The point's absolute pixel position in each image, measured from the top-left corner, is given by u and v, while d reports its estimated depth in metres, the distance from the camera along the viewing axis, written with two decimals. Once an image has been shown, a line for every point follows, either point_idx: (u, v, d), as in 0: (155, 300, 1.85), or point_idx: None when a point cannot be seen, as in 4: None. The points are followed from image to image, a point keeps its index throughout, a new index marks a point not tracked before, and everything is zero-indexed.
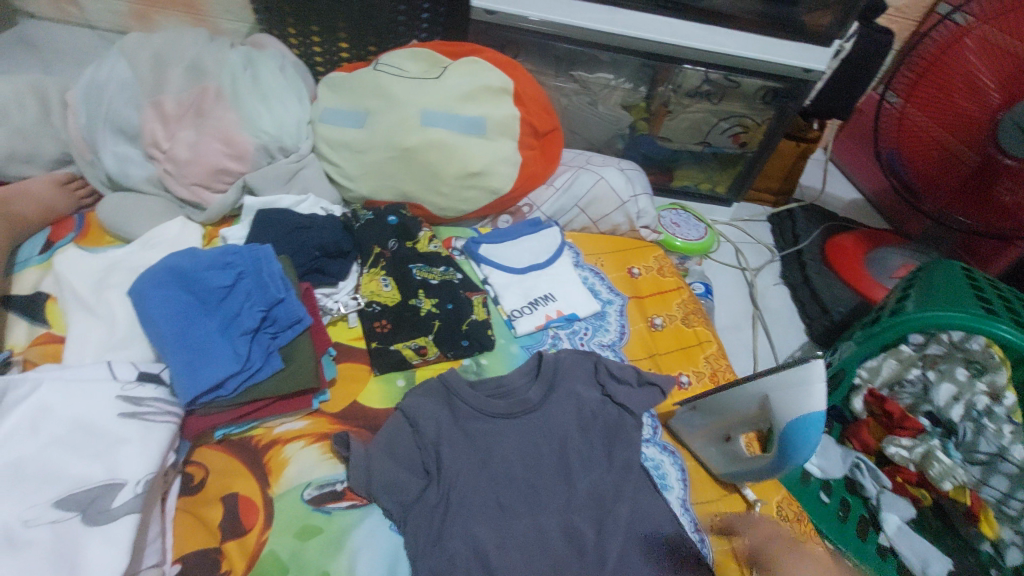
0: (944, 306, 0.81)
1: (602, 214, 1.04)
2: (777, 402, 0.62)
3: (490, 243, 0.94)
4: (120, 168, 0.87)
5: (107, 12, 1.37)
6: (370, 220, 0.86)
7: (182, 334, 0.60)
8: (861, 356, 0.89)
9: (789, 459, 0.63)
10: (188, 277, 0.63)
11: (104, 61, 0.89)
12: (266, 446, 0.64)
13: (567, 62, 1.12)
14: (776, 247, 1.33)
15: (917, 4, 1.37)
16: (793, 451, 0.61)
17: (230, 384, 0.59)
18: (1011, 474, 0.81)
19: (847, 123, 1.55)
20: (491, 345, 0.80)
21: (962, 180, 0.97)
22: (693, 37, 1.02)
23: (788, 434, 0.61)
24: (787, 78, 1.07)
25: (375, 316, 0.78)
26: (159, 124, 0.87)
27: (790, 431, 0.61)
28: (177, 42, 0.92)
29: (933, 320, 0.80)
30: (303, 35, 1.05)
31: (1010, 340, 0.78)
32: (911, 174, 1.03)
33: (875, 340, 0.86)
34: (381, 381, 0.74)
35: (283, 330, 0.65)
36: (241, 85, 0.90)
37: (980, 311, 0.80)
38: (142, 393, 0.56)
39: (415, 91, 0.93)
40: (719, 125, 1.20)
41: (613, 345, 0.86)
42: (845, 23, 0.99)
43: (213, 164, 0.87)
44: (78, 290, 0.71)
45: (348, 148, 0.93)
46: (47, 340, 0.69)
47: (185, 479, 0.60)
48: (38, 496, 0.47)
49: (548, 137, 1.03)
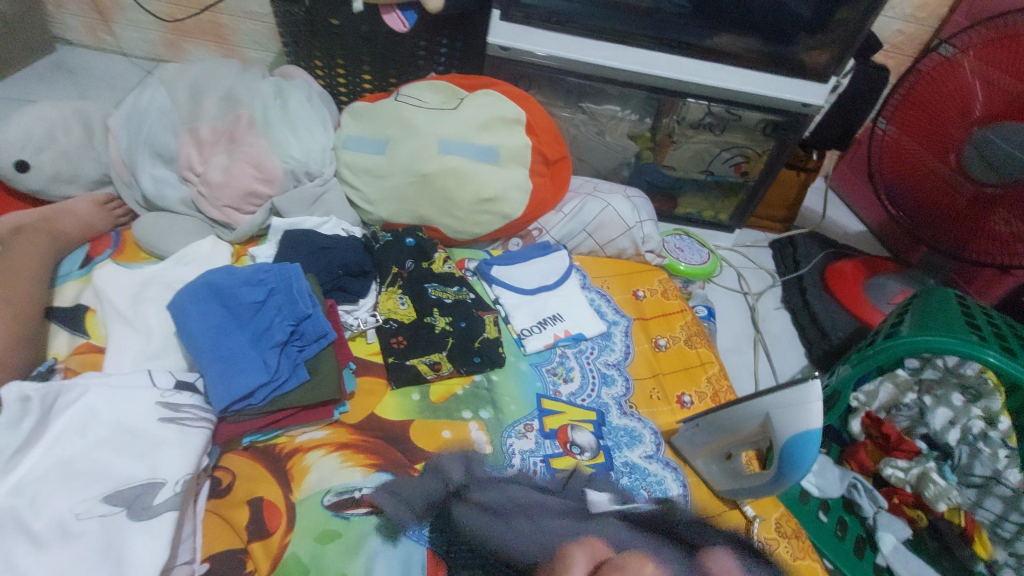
0: (933, 329, 0.84)
1: (608, 238, 1.08)
2: (774, 421, 0.64)
3: (501, 265, 0.99)
4: (156, 189, 0.93)
5: (141, 41, 1.46)
6: (389, 242, 0.91)
7: (217, 345, 0.64)
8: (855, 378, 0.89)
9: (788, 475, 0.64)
10: (224, 292, 0.67)
11: (146, 90, 0.95)
12: (289, 453, 0.67)
13: (576, 94, 1.18)
14: (777, 272, 1.37)
15: (913, 41, 1.43)
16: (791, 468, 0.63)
17: (259, 393, 0.64)
18: (1005, 497, 0.83)
19: (847, 154, 1.61)
20: (501, 362, 0.84)
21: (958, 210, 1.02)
22: (696, 73, 1.08)
23: (786, 451, 0.63)
24: (787, 111, 1.13)
25: (392, 333, 0.83)
26: (194, 149, 0.93)
27: (788, 448, 0.63)
28: (213, 73, 0.99)
29: (924, 343, 0.82)
30: (328, 68, 1.12)
31: (996, 363, 0.80)
32: (908, 203, 1.09)
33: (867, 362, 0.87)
34: (397, 395, 0.78)
35: (309, 344, 0.69)
36: (272, 114, 0.97)
37: (970, 336, 0.82)
38: (179, 399, 0.60)
39: (434, 121, 0.98)
40: (721, 156, 1.25)
41: (618, 365, 0.90)
42: (841, 61, 1.05)
43: (243, 188, 0.92)
44: (117, 303, 0.76)
45: (369, 173, 0.99)
46: (87, 349, 0.74)
47: (213, 483, 0.63)
48: (86, 493, 0.51)
49: (557, 166, 1.10)
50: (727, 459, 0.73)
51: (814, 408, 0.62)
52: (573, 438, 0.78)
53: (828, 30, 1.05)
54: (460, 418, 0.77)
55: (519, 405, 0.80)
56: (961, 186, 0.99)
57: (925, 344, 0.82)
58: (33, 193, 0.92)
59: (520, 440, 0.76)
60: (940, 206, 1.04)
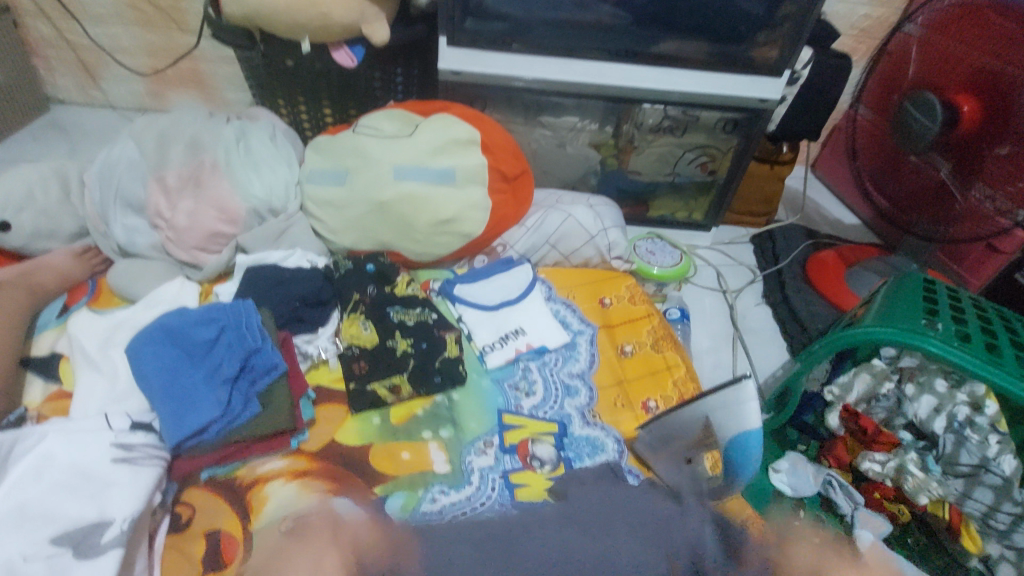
0: (880, 321, 0.82)
1: (572, 248, 1.09)
2: (718, 420, 0.71)
3: (464, 283, 1.00)
4: (128, 237, 0.97)
5: (127, 93, 1.53)
6: (350, 270, 0.94)
7: (169, 385, 0.67)
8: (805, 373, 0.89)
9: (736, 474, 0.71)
10: (177, 333, 0.70)
11: (115, 145, 1.00)
12: (248, 485, 0.69)
13: (535, 109, 1.20)
14: (757, 267, 1.35)
15: (880, 25, 1.39)
16: (736, 463, 0.71)
17: (213, 428, 0.66)
18: (995, 486, 0.80)
19: (827, 141, 1.60)
20: (463, 380, 0.85)
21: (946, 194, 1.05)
22: (647, 79, 1.10)
23: (732, 448, 0.70)
24: (744, 108, 1.14)
25: (353, 358, 0.85)
26: (162, 196, 0.98)
27: (732, 447, 0.70)
28: (179, 123, 1.04)
29: (862, 334, 0.81)
30: (292, 107, 1.17)
31: (941, 354, 0.76)
32: (895, 183, 1.13)
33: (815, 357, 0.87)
34: (357, 420, 0.79)
35: (261, 376, 0.72)
36: (234, 156, 1.01)
37: (915, 326, 0.79)
38: (134, 439, 0.63)
39: (389, 149, 1.01)
40: (685, 156, 1.25)
41: (583, 374, 0.90)
42: (795, 47, 1.04)
43: (209, 229, 0.96)
44: (88, 351, 0.79)
45: (331, 205, 1.02)
46: (59, 396, 0.77)
47: (174, 518, 0.65)
48: (39, 534, 0.53)
49: (518, 180, 1.11)
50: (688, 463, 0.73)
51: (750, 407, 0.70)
52: (534, 452, 0.79)
53: (777, 25, 1.05)
54: (420, 439, 0.78)
55: (479, 422, 0.81)
56: (929, 165, 1.04)
57: (863, 336, 0.81)
58: (16, 250, 0.97)
59: (479, 457, 0.77)
60: (917, 181, 1.09)
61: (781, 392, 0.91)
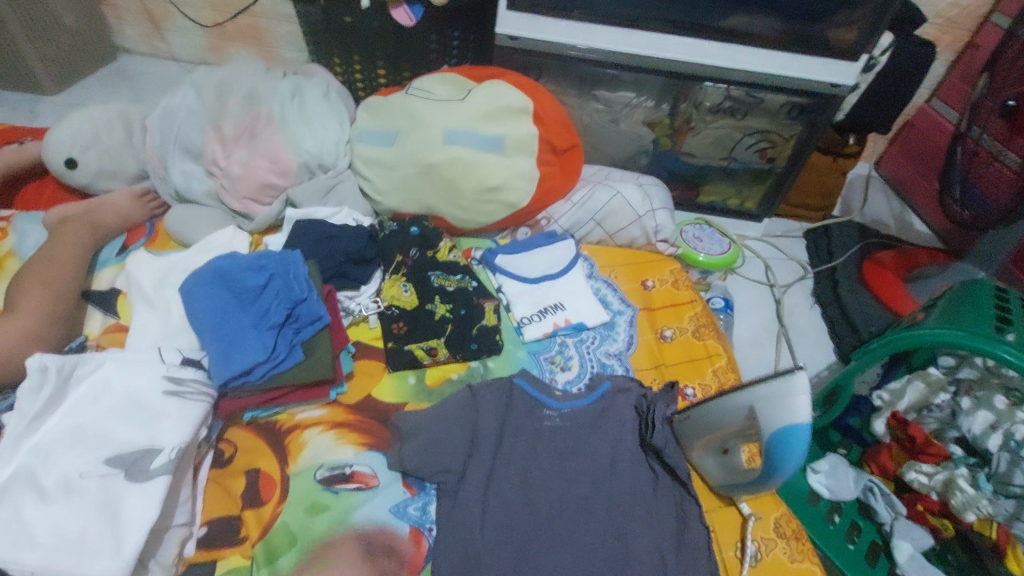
0: (944, 324, 0.79)
1: (618, 227, 1.06)
2: (760, 407, 0.64)
3: (507, 253, 0.99)
4: (185, 182, 1.00)
5: (190, 46, 1.56)
6: (395, 231, 0.95)
7: (219, 325, 0.69)
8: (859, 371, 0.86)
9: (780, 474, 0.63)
10: (229, 276, 0.72)
11: (177, 91, 1.02)
12: (289, 429, 0.71)
13: (590, 82, 1.15)
14: (809, 263, 1.29)
15: (971, 13, 1.25)
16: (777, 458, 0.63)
17: (258, 371, 0.68)
18: None
19: (898, 136, 1.50)
20: (499, 349, 0.86)
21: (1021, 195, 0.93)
22: (710, 56, 1.05)
23: (771, 446, 0.63)
24: (813, 93, 1.07)
25: (393, 319, 0.86)
26: (218, 145, 0.99)
27: (773, 443, 0.62)
28: (237, 74, 1.05)
29: (923, 337, 0.78)
30: (347, 65, 1.17)
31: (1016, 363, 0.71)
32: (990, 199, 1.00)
33: (871, 355, 0.84)
34: (394, 378, 0.80)
35: (305, 326, 0.72)
36: (289, 111, 1.02)
37: (984, 330, 0.75)
38: (184, 374, 0.65)
39: (440, 113, 1.01)
40: (744, 141, 1.19)
41: (620, 355, 0.89)
42: (872, 37, 0.98)
43: (262, 180, 0.97)
44: (145, 288, 0.82)
45: (379, 165, 1.02)
46: (116, 329, 0.81)
47: (217, 454, 0.68)
48: (94, 454, 0.56)
49: (568, 154, 1.09)
50: (724, 452, 0.70)
51: (801, 401, 0.61)
52: None
53: (860, 5, 0.98)
54: None
55: None
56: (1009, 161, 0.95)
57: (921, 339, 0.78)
58: (83, 188, 1.02)
59: None
60: (1005, 195, 0.96)
61: (829, 388, 0.90)
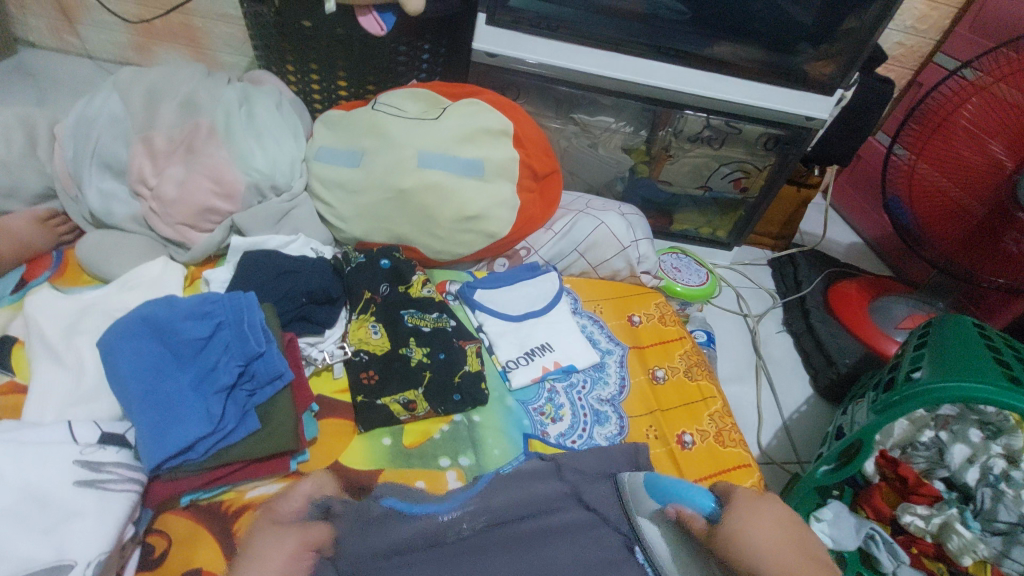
0: (945, 375, 0.70)
1: (601, 259, 1.01)
2: (631, 502, 0.63)
3: (486, 288, 0.91)
4: (104, 205, 0.84)
5: (109, 43, 1.21)
6: (362, 263, 0.84)
7: (151, 392, 0.57)
8: (881, 428, 0.74)
9: (703, 507, 0.59)
10: (164, 328, 0.60)
11: (97, 95, 0.86)
12: (236, 512, 0.59)
13: (568, 104, 1.12)
14: (777, 291, 1.28)
15: (915, 53, 1.24)
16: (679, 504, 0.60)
17: (200, 446, 0.57)
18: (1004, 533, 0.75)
19: (845, 168, 1.42)
20: (484, 400, 0.76)
21: (966, 233, 0.91)
22: (693, 84, 1.00)
23: (666, 483, 0.62)
24: (789, 125, 1.04)
25: (362, 367, 0.75)
26: (148, 161, 0.85)
27: (665, 486, 0.62)
28: (173, 77, 0.90)
29: (952, 393, 0.68)
30: (302, 73, 1.05)
31: None
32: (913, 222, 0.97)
33: (896, 411, 0.72)
34: (366, 439, 0.70)
35: (262, 386, 0.62)
36: (235, 124, 0.87)
37: (1001, 379, 0.68)
38: (103, 457, 0.55)
39: (413, 132, 0.90)
40: (720, 170, 1.18)
41: (612, 400, 0.82)
42: (847, 73, 0.96)
43: (202, 204, 0.84)
44: (48, 338, 0.66)
45: (341, 187, 0.91)
46: (9, 390, 0.64)
47: (145, 551, 0.55)
48: None
49: (547, 180, 1.01)
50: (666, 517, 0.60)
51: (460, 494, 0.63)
52: None
53: (834, 39, 0.96)
54: (437, 467, 0.69)
55: (503, 448, 0.73)
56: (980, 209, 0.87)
57: (953, 395, 0.68)
58: None
59: None
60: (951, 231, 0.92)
61: (847, 442, 0.77)
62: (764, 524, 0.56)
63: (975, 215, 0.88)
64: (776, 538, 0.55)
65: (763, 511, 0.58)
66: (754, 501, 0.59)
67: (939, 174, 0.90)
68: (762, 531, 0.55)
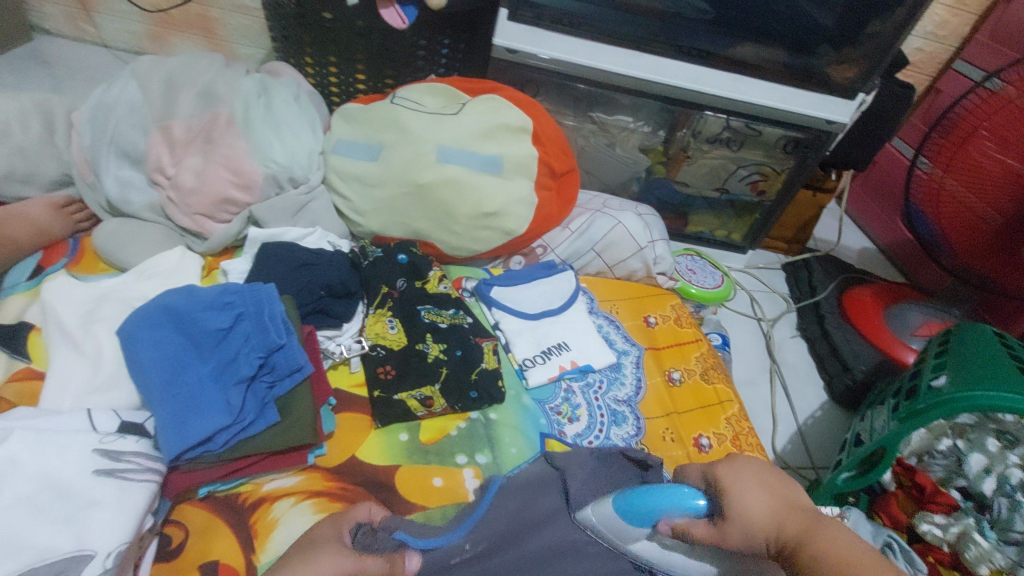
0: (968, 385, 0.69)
1: (618, 259, 1.00)
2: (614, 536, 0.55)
3: (502, 285, 0.90)
4: (122, 193, 0.83)
5: (124, 32, 1.20)
6: (379, 258, 0.83)
7: (171, 382, 0.56)
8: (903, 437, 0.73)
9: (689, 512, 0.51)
10: (184, 318, 0.59)
11: (115, 83, 0.86)
12: (254, 505, 0.59)
13: (586, 103, 1.11)
14: (792, 296, 1.27)
15: (936, 58, 1.23)
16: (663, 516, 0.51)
17: (220, 438, 0.56)
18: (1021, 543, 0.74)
19: (861, 173, 1.41)
20: (501, 398, 0.75)
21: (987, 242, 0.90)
22: (714, 84, 0.99)
23: (638, 505, 0.52)
24: (809, 128, 1.03)
25: (379, 361, 0.74)
26: (166, 150, 0.84)
27: (632, 511, 0.52)
28: (192, 67, 0.90)
29: (975, 403, 0.67)
30: (320, 65, 1.04)
31: None
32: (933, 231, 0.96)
33: (917, 420, 0.71)
34: (382, 434, 0.69)
35: (282, 379, 0.62)
36: (254, 115, 0.87)
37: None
38: (122, 446, 0.54)
39: (431, 127, 0.90)
40: (737, 173, 1.17)
41: (629, 401, 0.82)
42: (869, 78, 0.95)
43: (219, 194, 0.83)
44: (66, 325, 0.66)
45: (359, 181, 0.90)
46: (25, 376, 0.64)
47: (162, 542, 0.55)
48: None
49: (564, 178, 1.00)
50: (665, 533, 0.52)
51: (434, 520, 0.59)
52: None
53: (858, 42, 0.95)
54: (453, 464, 0.68)
55: (520, 447, 0.72)
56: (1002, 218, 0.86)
57: (976, 405, 0.67)
58: None
59: None
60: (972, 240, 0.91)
61: (868, 450, 0.76)
62: (751, 485, 0.51)
63: (990, 224, 0.87)
64: (767, 501, 0.51)
65: (748, 476, 0.52)
66: (736, 469, 0.53)
67: (962, 188, 0.88)
68: (751, 493, 0.51)
